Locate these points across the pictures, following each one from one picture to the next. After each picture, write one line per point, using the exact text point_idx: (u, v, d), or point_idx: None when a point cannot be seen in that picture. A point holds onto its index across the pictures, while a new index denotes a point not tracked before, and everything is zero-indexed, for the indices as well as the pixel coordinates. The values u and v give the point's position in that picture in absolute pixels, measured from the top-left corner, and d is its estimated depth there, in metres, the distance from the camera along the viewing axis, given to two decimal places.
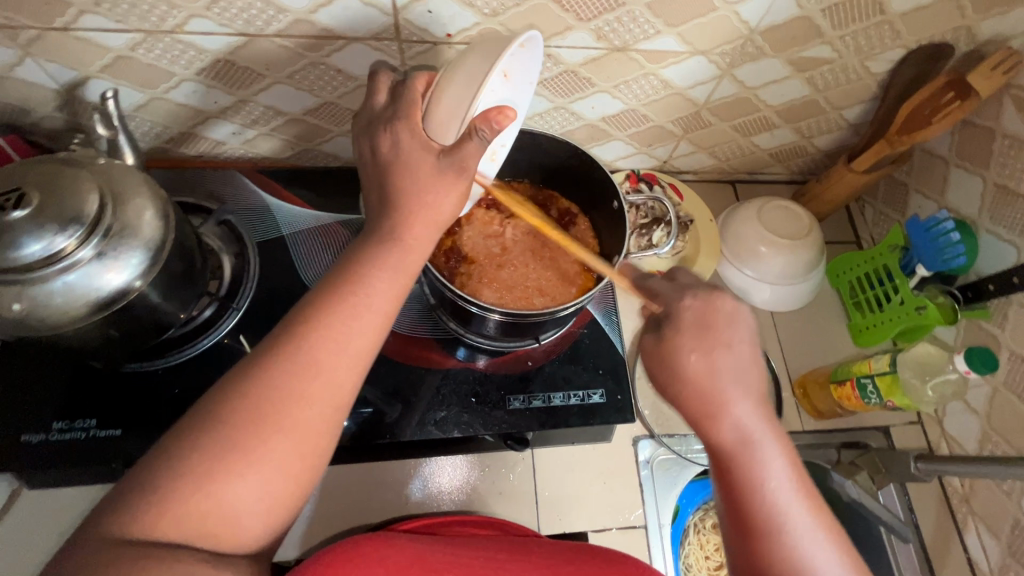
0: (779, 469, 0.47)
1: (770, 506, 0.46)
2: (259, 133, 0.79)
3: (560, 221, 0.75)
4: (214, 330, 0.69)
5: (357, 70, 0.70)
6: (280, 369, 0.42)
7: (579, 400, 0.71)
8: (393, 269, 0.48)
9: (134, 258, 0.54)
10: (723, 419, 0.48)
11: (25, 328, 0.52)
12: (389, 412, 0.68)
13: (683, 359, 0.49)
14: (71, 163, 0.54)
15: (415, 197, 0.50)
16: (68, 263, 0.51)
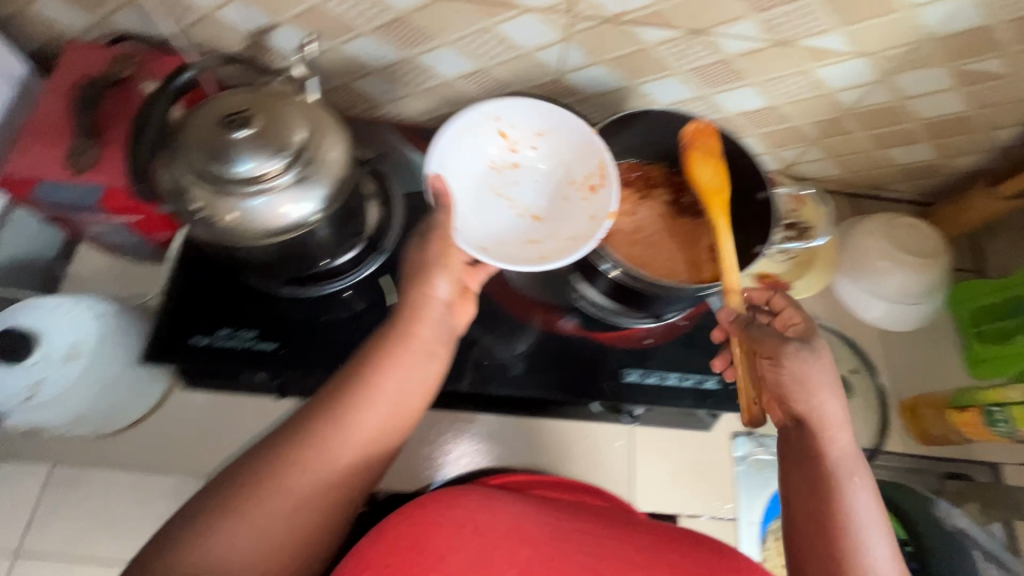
0: (863, 493, 0.53)
1: (849, 511, 0.53)
2: (409, 92, 0.84)
3: (692, 208, 0.76)
4: (358, 270, 0.73)
5: (522, 39, 0.73)
6: (292, 443, 0.50)
7: (693, 383, 0.72)
8: (402, 364, 0.56)
9: (318, 193, 0.58)
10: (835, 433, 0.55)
11: (225, 238, 0.58)
12: (513, 367, 0.71)
13: (820, 372, 0.55)
14: (285, 94, 0.59)
15: (418, 293, 0.60)
16: (267, 186, 0.56)
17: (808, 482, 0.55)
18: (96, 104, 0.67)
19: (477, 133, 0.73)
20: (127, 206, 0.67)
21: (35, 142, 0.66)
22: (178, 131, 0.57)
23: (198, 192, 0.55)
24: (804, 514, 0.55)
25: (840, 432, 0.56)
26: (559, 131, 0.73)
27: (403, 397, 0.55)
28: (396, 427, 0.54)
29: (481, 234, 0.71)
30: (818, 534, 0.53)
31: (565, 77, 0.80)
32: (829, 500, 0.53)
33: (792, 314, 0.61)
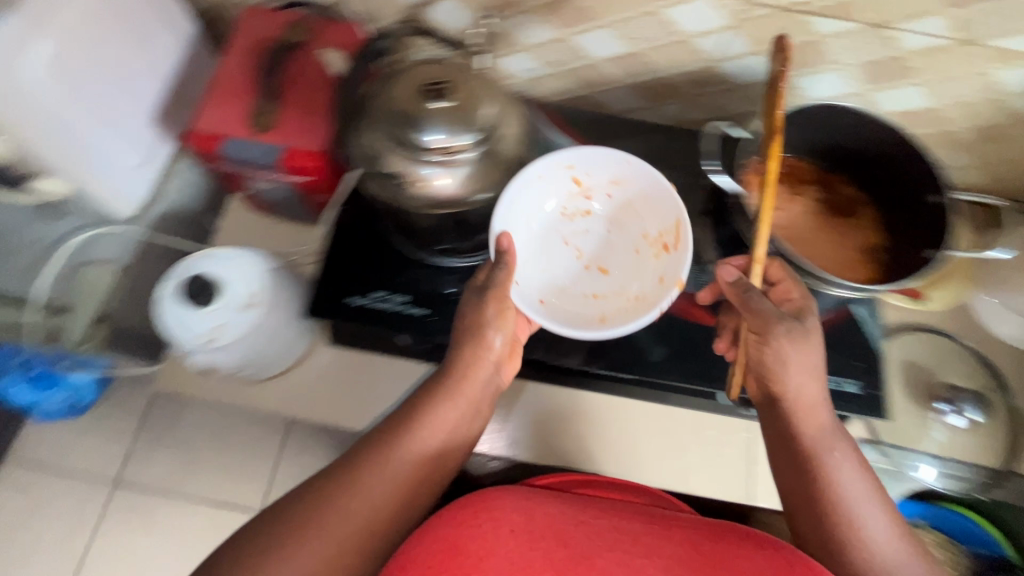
0: (851, 469, 0.57)
1: (840, 490, 0.56)
2: (553, 72, 0.85)
3: (843, 208, 0.75)
4: None
5: (687, 25, 0.72)
6: (332, 482, 0.53)
7: (832, 385, 0.70)
8: (444, 409, 0.60)
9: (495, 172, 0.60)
10: (812, 416, 0.59)
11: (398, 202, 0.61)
12: (651, 352, 0.72)
13: (804, 357, 0.59)
14: (475, 70, 0.60)
15: (468, 351, 0.63)
16: (450, 159, 0.58)
17: (796, 465, 0.59)
18: (280, 63, 0.71)
19: (550, 180, 0.74)
20: (297, 168, 0.69)
21: (218, 101, 0.69)
22: (374, 97, 0.59)
23: (388, 158, 0.58)
24: (806, 508, 0.57)
25: (820, 412, 0.60)
26: (638, 185, 0.74)
27: (446, 442, 0.60)
28: (437, 468, 0.58)
29: (546, 280, 0.75)
30: (825, 523, 0.56)
31: (718, 65, 0.79)
32: (819, 481, 0.57)
33: (789, 286, 0.64)
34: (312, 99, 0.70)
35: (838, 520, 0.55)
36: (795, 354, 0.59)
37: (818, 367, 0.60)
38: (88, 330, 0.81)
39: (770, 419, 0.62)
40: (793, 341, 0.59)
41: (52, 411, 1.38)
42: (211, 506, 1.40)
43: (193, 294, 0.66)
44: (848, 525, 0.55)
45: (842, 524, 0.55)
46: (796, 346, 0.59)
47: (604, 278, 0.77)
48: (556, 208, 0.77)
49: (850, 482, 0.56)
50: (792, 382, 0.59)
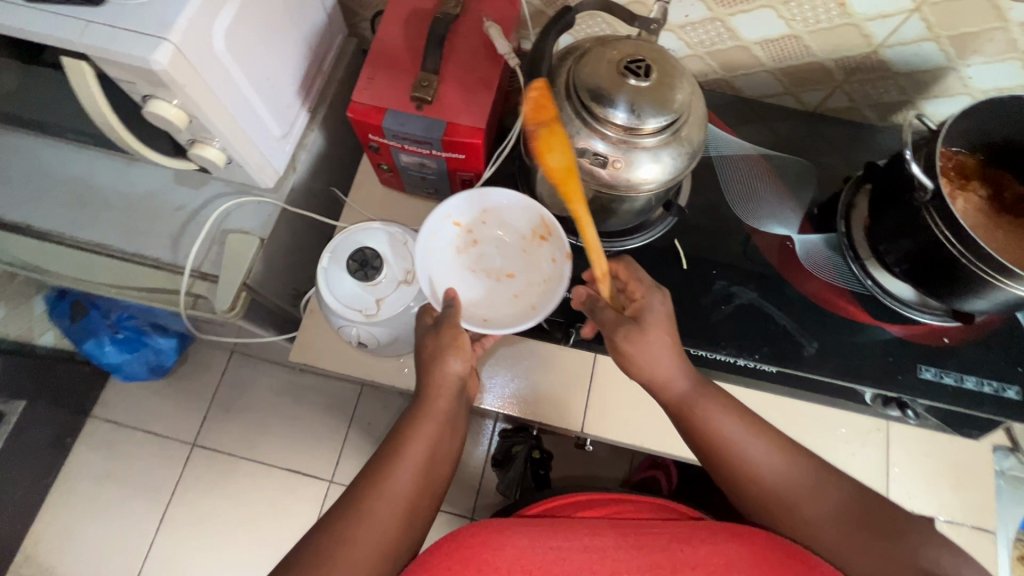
0: (719, 413, 0.58)
1: (746, 454, 0.56)
2: (695, 53, 0.83)
3: (1015, 206, 0.71)
4: (647, 232, 0.75)
5: (860, 7, 0.69)
6: (333, 533, 0.49)
7: (992, 390, 0.68)
8: (424, 424, 0.57)
9: (676, 157, 0.58)
10: (672, 384, 0.60)
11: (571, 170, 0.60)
12: (805, 346, 0.70)
13: (659, 339, 0.60)
14: (666, 48, 0.59)
15: (429, 356, 0.61)
16: (637, 140, 0.57)
17: (692, 444, 0.59)
18: (450, 36, 0.70)
19: (440, 236, 0.71)
20: (455, 144, 0.67)
21: (381, 71, 0.68)
22: (568, 68, 0.59)
23: (573, 134, 0.57)
24: (722, 480, 0.58)
25: (680, 379, 0.60)
26: (499, 206, 0.73)
27: (432, 457, 0.55)
28: (429, 483, 0.55)
29: (475, 306, 0.71)
30: (732, 478, 0.57)
31: (881, 50, 0.75)
32: (732, 455, 0.56)
33: (635, 284, 0.65)
34: (473, 75, 0.69)
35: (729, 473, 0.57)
36: (635, 342, 0.60)
37: (666, 348, 0.60)
38: (233, 298, 0.75)
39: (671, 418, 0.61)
40: (635, 344, 0.59)
41: (136, 372, 1.41)
42: (283, 472, 1.42)
43: (353, 269, 0.66)
44: (745, 472, 0.56)
45: (740, 472, 0.56)
46: (646, 337, 0.60)
47: (516, 281, 0.73)
48: (449, 250, 0.73)
49: (731, 435, 0.57)
50: (656, 364, 0.59)
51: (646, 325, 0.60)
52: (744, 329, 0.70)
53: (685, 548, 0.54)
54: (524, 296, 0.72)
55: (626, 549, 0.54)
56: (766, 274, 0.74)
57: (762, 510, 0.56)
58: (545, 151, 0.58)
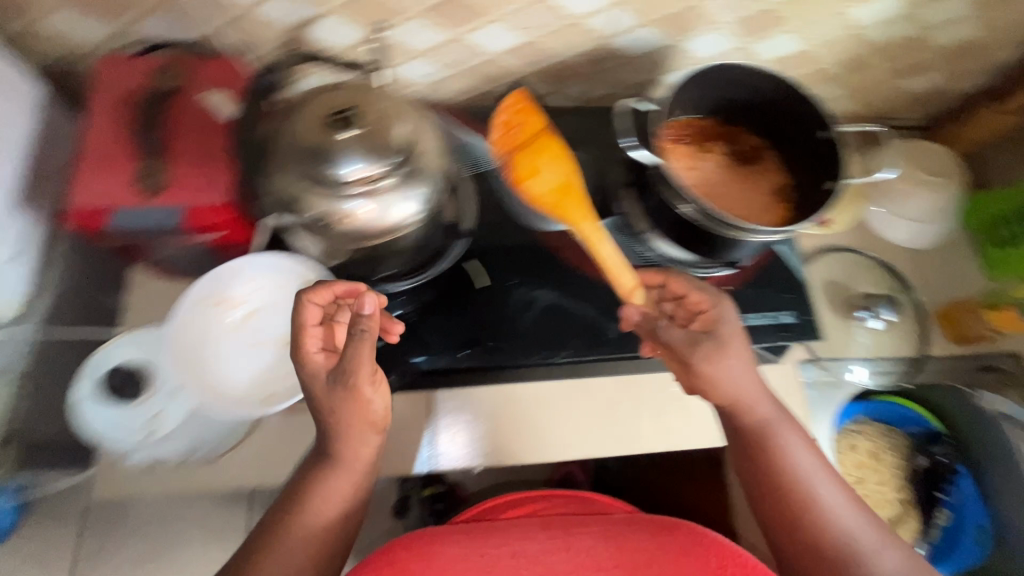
0: (798, 444, 0.61)
1: (813, 485, 0.59)
2: (452, 74, 0.84)
3: (750, 156, 0.80)
4: (445, 257, 0.72)
5: (574, 8, 0.73)
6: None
7: (771, 319, 0.78)
8: (338, 475, 0.57)
9: (424, 191, 0.58)
10: (755, 407, 0.62)
11: (326, 235, 0.58)
12: (609, 329, 0.75)
13: (728, 356, 0.60)
14: (375, 90, 0.58)
15: (337, 397, 0.55)
16: (374, 190, 0.56)
17: (751, 464, 0.62)
18: (163, 112, 0.64)
19: (196, 326, 0.66)
20: (203, 227, 0.63)
21: (91, 170, 0.61)
22: (280, 131, 0.56)
23: (303, 196, 0.55)
24: (772, 511, 0.59)
25: (763, 405, 0.62)
26: (255, 275, 0.67)
27: (352, 505, 0.57)
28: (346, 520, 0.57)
29: (256, 386, 0.65)
30: (783, 508, 0.58)
31: (610, 42, 0.80)
32: (791, 483, 0.59)
33: (700, 296, 0.64)
34: (205, 149, 0.63)
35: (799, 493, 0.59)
36: (722, 362, 0.60)
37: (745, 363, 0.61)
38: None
39: (733, 436, 0.64)
40: (715, 362, 0.59)
41: None
42: None
43: (117, 389, 0.65)
44: (806, 506, 0.58)
45: (806, 509, 0.58)
46: (723, 359, 0.60)
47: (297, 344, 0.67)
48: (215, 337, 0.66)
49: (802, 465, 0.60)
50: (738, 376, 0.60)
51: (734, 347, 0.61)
52: (551, 328, 0.73)
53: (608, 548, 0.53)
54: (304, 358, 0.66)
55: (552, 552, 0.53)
56: (561, 272, 0.77)
57: (809, 554, 0.56)
58: (528, 183, 0.72)
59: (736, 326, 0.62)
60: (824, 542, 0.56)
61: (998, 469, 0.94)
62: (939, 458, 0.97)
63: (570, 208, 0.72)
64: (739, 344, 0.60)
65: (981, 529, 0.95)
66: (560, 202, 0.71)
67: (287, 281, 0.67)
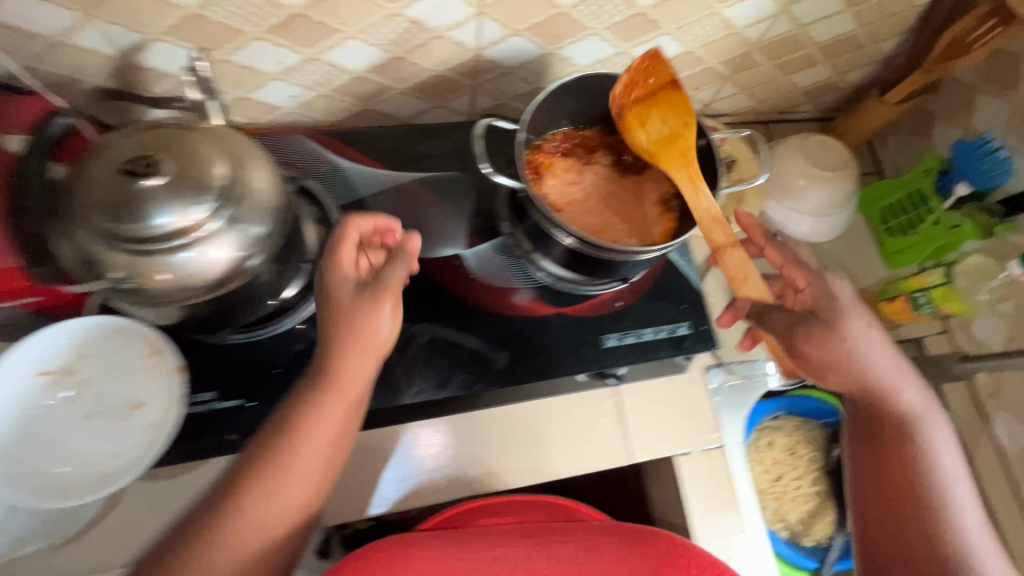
0: (942, 435, 0.71)
1: (941, 470, 0.69)
2: (319, 95, 0.78)
3: (635, 166, 0.78)
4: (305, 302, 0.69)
5: (434, 21, 0.68)
6: (209, 546, 0.47)
7: (667, 333, 0.76)
8: (332, 398, 0.54)
9: (260, 230, 0.53)
10: (898, 396, 0.71)
11: (156, 298, 0.52)
12: (496, 359, 0.71)
13: (839, 341, 0.71)
14: (183, 128, 0.53)
15: (363, 304, 0.57)
16: (195, 239, 0.50)
17: (879, 451, 0.72)
18: None
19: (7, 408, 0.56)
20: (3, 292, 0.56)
21: None
22: (74, 186, 0.50)
23: (111, 258, 0.49)
24: (895, 492, 0.70)
25: (903, 395, 0.72)
26: (84, 342, 0.60)
27: (344, 430, 0.54)
28: (341, 444, 0.54)
29: (91, 468, 0.57)
30: (899, 489, 0.69)
31: (482, 53, 0.76)
32: (922, 469, 0.69)
33: (795, 274, 0.76)
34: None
35: (929, 487, 0.68)
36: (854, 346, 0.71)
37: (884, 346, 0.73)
38: None
39: (854, 412, 0.76)
40: (828, 340, 0.71)
41: None
42: None
43: None
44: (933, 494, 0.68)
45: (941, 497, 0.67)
46: (837, 336, 0.71)
47: (140, 414, 0.59)
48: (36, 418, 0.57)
49: (948, 463, 0.69)
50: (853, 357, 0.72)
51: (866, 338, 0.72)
52: (432, 363, 0.70)
53: (591, 557, 0.59)
54: (149, 428, 0.59)
55: (538, 560, 0.57)
56: (444, 302, 0.73)
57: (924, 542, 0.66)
58: (634, 132, 0.71)
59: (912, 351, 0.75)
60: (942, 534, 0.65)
61: None
62: None
63: (669, 156, 0.70)
64: (841, 325, 0.72)
65: None
66: (665, 146, 0.70)
67: (128, 342, 0.61)
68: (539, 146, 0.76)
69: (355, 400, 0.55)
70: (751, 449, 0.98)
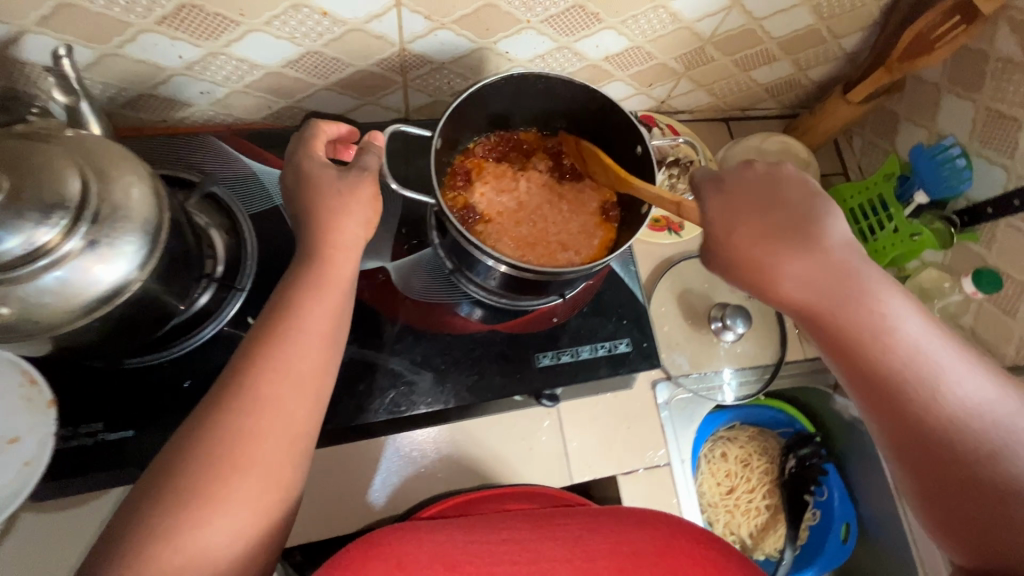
0: (881, 299, 0.49)
1: (899, 348, 0.48)
2: (233, 91, 0.72)
3: (574, 171, 0.72)
4: (215, 319, 0.65)
5: (346, 12, 0.62)
6: (224, 430, 0.44)
7: (606, 350, 0.72)
8: (321, 291, 0.50)
9: (134, 243, 0.49)
10: (792, 279, 0.51)
11: (16, 333, 0.47)
12: (419, 381, 0.67)
13: (732, 229, 0.53)
14: (30, 137, 0.47)
15: (343, 183, 0.54)
16: (54, 258, 0.45)
17: (828, 350, 0.51)
18: None
19: None
20: None
21: None
22: None
23: None
24: (862, 394, 0.50)
25: (817, 278, 0.50)
26: None
27: (340, 313, 0.51)
28: (336, 338, 0.51)
29: None
30: (861, 384, 0.50)
31: (408, 48, 0.70)
32: (878, 353, 0.48)
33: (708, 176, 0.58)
34: None
35: (900, 376, 0.48)
36: (748, 229, 0.53)
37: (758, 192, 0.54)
38: None
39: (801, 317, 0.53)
40: (735, 228, 0.53)
41: None
42: None
43: None
44: (899, 376, 0.48)
45: (913, 373, 0.48)
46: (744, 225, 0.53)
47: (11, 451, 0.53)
48: None
49: (908, 333, 0.49)
50: (739, 254, 0.53)
51: (740, 216, 0.53)
52: (351, 386, 0.65)
53: (599, 537, 0.52)
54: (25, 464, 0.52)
55: (546, 540, 0.52)
56: (367, 320, 0.68)
57: (911, 437, 0.48)
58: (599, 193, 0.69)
59: (799, 185, 0.54)
60: (936, 418, 0.47)
61: (865, 467, 0.92)
62: (807, 460, 0.95)
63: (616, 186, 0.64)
64: (741, 199, 0.54)
65: (849, 526, 0.93)
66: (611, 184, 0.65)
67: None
68: (469, 151, 0.71)
69: (344, 284, 0.52)
70: (703, 459, 0.96)
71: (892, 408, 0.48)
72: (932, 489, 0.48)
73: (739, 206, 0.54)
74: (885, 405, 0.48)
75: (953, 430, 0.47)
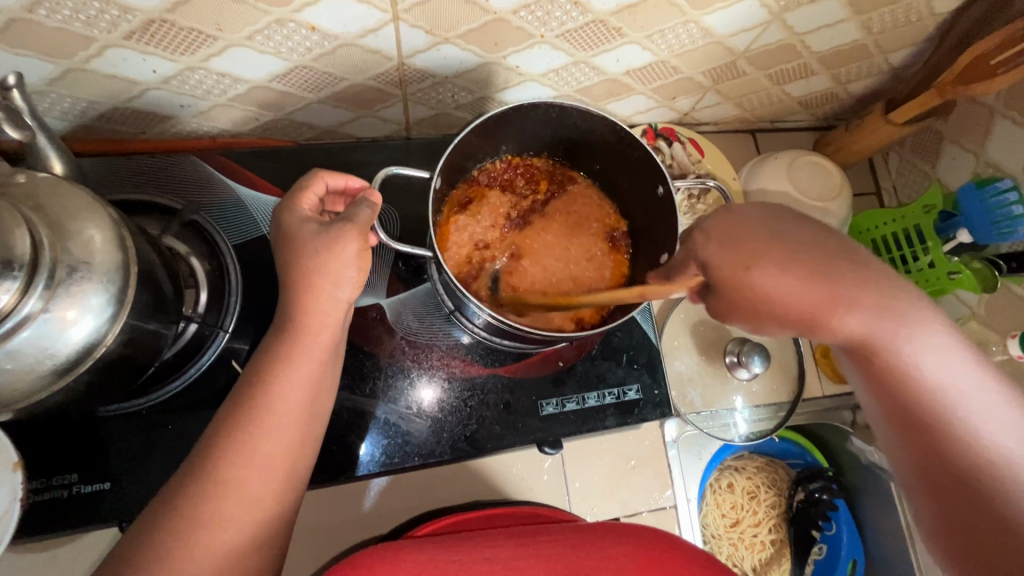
0: (921, 335, 0.45)
1: (932, 385, 0.44)
2: (216, 105, 0.65)
3: (581, 207, 0.68)
4: (212, 343, 0.62)
5: (337, 27, 0.55)
6: (200, 525, 0.39)
7: (614, 398, 0.68)
8: (298, 361, 0.46)
9: (101, 302, 0.44)
10: (826, 305, 0.45)
11: None
12: (416, 428, 0.63)
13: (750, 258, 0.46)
14: None
15: (321, 241, 0.48)
16: (16, 321, 0.40)
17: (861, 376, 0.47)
18: None
19: None
20: None
21: None
22: None
23: None
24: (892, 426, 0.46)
25: (849, 309, 0.45)
26: None
27: (320, 381, 0.47)
28: (314, 413, 0.47)
29: None
30: (891, 415, 0.46)
31: (408, 62, 0.63)
32: (909, 388, 0.45)
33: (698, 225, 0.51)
34: None
35: (931, 412, 0.44)
36: (769, 259, 0.46)
37: (790, 230, 0.48)
38: None
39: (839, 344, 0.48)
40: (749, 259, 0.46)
41: None
42: None
43: None
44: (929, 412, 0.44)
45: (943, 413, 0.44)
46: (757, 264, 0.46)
47: None
48: None
49: (947, 372, 0.44)
50: (778, 294, 0.46)
51: (770, 248, 0.46)
52: (344, 433, 0.62)
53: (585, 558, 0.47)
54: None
55: (529, 559, 0.46)
56: (361, 361, 0.64)
57: (933, 473, 0.44)
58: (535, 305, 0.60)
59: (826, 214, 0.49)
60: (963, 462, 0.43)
61: (878, 507, 0.89)
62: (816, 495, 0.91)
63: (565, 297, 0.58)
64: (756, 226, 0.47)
65: (857, 564, 0.89)
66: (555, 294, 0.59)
67: None
68: (471, 177, 0.65)
69: (324, 353, 0.48)
70: (710, 488, 0.93)
71: (932, 444, 0.44)
72: (950, 530, 0.44)
73: (758, 246, 0.46)
74: (918, 431, 0.45)
75: (980, 474, 0.43)
